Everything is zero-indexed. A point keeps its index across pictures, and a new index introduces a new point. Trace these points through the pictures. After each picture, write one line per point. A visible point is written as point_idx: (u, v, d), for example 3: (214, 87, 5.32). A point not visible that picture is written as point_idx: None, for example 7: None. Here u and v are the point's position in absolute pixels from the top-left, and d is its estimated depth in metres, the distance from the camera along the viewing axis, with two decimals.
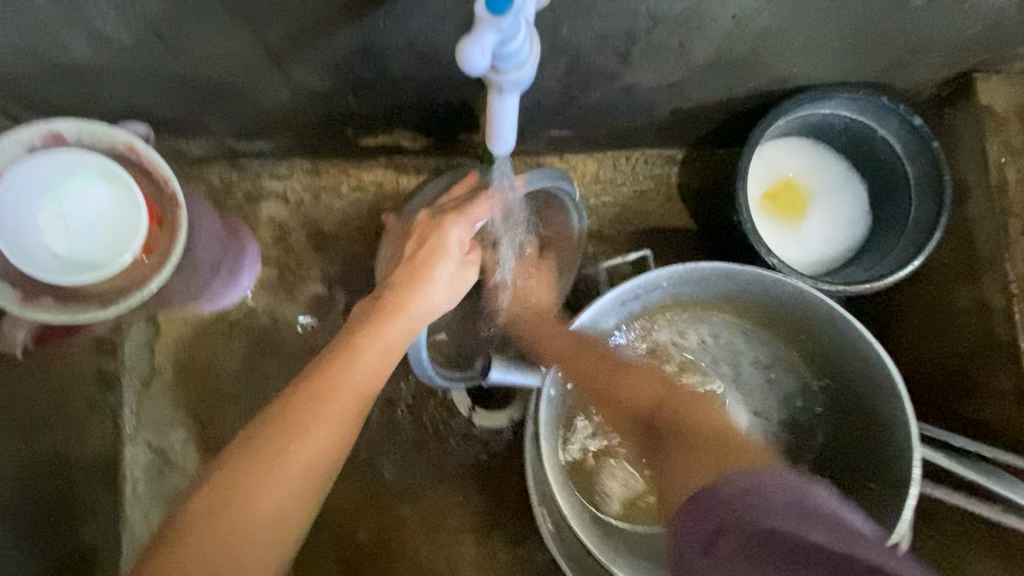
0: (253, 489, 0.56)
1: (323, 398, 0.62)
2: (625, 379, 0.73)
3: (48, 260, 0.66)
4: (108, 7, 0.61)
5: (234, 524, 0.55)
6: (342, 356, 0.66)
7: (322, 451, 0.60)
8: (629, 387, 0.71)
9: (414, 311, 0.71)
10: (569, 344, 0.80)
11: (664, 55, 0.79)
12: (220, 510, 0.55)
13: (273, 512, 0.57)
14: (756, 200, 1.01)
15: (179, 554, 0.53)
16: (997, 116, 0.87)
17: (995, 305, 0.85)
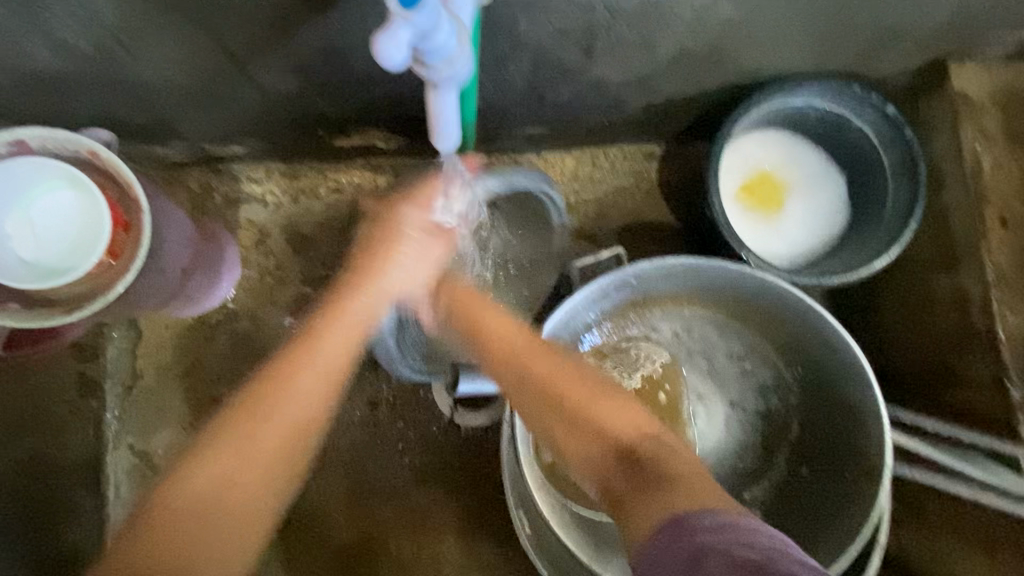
0: (223, 463, 0.58)
1: (288, 375, 0.62)
2: (588, 400, 0.61)
3: (17, 268, 0.68)
4: (64, 13, 0.61)
5: (218, 487, 0.57)
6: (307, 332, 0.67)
7: (291, 430, 0.61)
8: (603, 411, 0.60)
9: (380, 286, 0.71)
10: (484, 304, 0.72)
11: (628, 48, 0.79)
12: (198, 486, 0.57)
13: (247, 489, 0.59)
14: (731, 193, 1.00)
15: (159, 519, 0.55)
16: (971, 102, 0.86)
17: (973, 295, 0.83)
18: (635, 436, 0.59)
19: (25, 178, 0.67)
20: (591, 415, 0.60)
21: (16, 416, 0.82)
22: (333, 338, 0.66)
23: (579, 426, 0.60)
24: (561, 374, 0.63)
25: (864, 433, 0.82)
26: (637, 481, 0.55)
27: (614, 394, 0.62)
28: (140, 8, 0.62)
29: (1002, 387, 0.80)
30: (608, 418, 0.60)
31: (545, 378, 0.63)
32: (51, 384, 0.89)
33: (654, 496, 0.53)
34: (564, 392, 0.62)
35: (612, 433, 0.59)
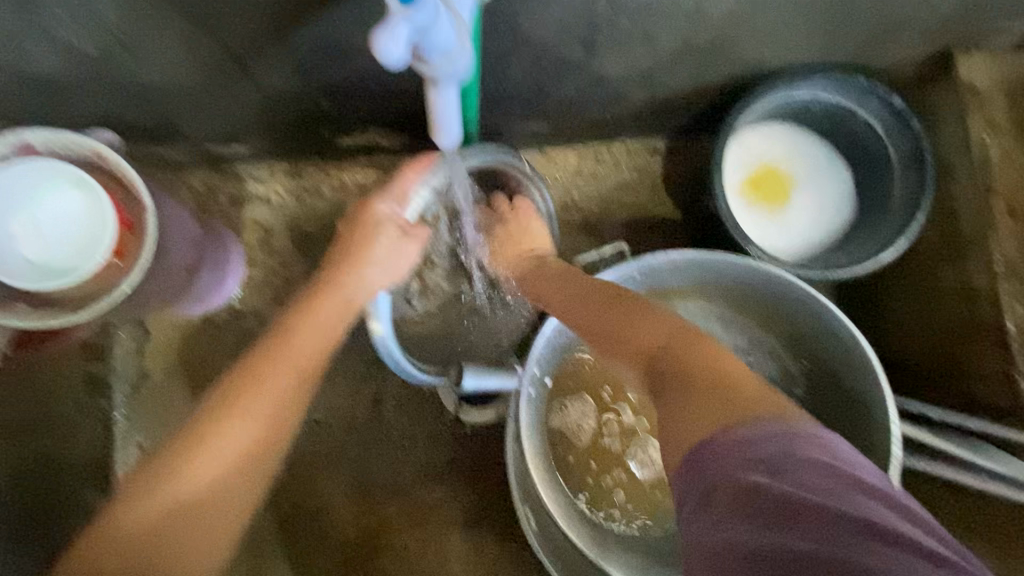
0: (188, 458, 0.61)
1: (261, 374, 0.67)
2: (689, 346, 0.59)
3: (23, 267, 0.68)
4: (66, 15, 0.61)
5: (184, 477, 0.60)
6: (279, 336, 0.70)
7: (259, 430, 0.65)
8: (693, 347, 0.59)
9: (347, 292, 0.75)
10: (553, 281, 0.78)
11: (630, 41, 0.78)
12: (166, 473, 0.60)
13: (211, 484, 0.61)
14: (736, 187, 0.99)
15: (129, 507, 0.57)
16: (979, 92, 0.85)
17: (981, 287, 0.83)
18: (737, 377, 0.54)
19: (30, 180, 0.68)
20: (661, 343, 0.61)
21: (23, 416, 0.83)
22: (300, 342, 0.70)
23: (667, 367, 0.58)
24: (656, 330, 0.63)
25: (871, 424, 0.82)
26: (704, 394, 0.53)
27: (688, 330, 0.61)
28: (142, 10, 0.62)
29: (1011, 380, 0.79)
30: (682, 346, 0.60)
31: (640, 341, 0.63)
32: (59, 385, 0.90)
33: (688, 405, 0.53)
34: (647, 329, 0.63)
35: (713, 369, 0.56)
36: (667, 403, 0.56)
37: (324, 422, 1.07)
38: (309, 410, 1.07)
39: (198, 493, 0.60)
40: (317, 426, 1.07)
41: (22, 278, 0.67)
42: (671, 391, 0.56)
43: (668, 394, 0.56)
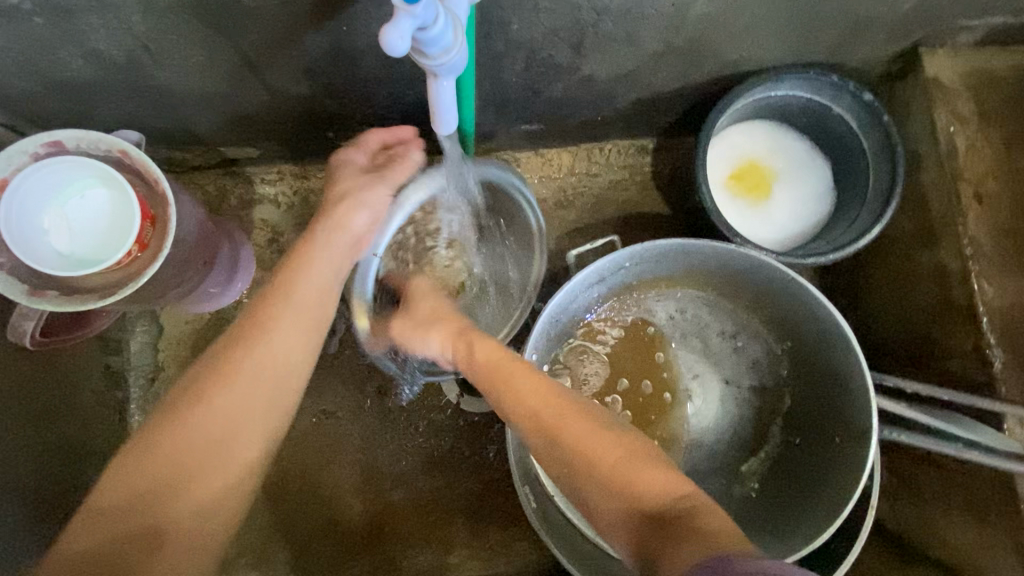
0: (175, 464, 0.63)
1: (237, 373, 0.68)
2: (633, 467, 0.63)
3: (53, 258, 0.73)
4: (99, 25, 0.67)
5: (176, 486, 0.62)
6: (243, 341, 0.70)
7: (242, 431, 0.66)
8: (644, 476, 0.62)
9: (338, 236, 0.79)
10: (508, 366, 0.73)
11: (616, 43, 0.84)
12: (158, 480, 0.62)
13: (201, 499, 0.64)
14: (720, 181, 1.05)
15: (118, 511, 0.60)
16: (944, 87, 0.91)
17: (953, 269, 0.87)
18: (672, 499, 0.61)
19: (63, 177, 0.73)
20: (626, 472, 0.62)
21: (45, 402, 0.87)
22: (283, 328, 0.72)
23: (614, 491, 0.61)
24: (606, 447, 0.64)
25: (849, 399, 0.87)
26: (671, 535, 0.57)
27: (654, 463, 0.64)
28: (167, 19, 0.68)
29: (983, 355, 0.83)
30: (646, 477, 0.62)
31: (570, 438, 0.65)
32: (80, 375, 0.94)
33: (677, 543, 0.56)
34: (619, 462, 0.63)
35: (654, 499, 0.61)
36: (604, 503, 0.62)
37: (331, 413, 1.11)
38: (316, 401, 1.11)
39: (197, 509, 0.63)
40: (324, 417, 1.11)
41: (53, 265, 0.72)
42: (613, 493, 0.62)
43: (618, 507, 0.61)
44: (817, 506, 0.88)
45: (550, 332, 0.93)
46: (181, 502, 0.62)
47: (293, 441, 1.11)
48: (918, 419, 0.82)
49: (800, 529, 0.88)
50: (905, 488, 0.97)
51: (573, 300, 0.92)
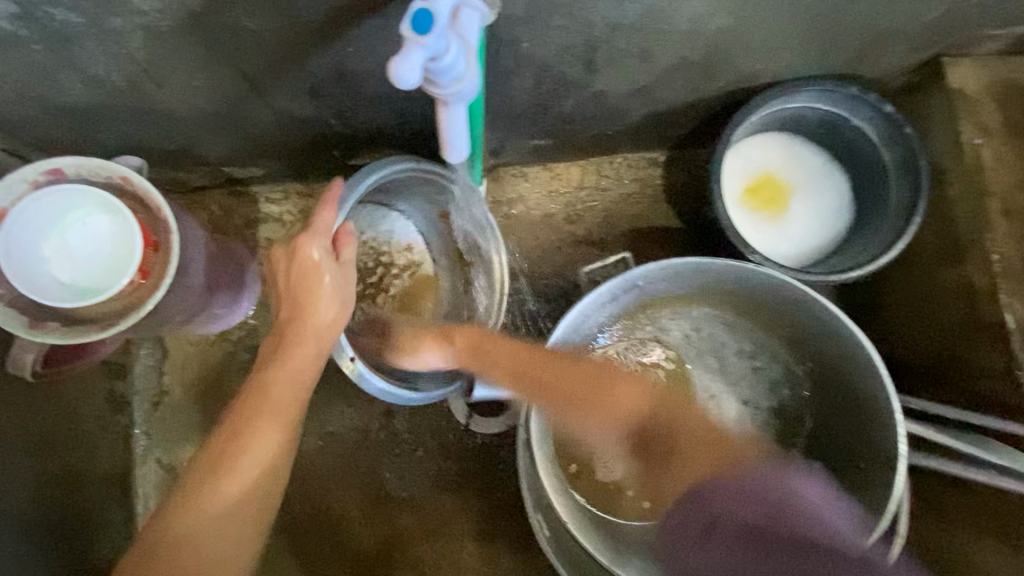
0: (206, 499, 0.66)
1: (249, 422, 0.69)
2: (604, 389, 0.83)
3: (55, 288, 0.71)
4: (99, 50, 0.65)
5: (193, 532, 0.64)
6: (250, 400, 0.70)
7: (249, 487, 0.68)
8: (615, 391, 0.83)
9: None
10: (505, 350, 0.85)
11: (628, 59, 0.82)
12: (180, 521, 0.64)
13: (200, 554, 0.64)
14: (734, 194, 1.02)
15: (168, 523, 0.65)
16: (967, 99, 0.88)
17: (981, 286, 0.84)
18: (634, 408, 0.83)
19: (62, 206, 0.71)
20: (609, 399, 0.83)
21: (44, 432, 0.84)
22: (306, 351, 0.74)
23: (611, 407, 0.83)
24: (582, 371, 0.83)
25: (875, 423, 0.84)
26: (654, 452, 0.85)
27: (620, 381, 0.84)
28: (167, 46, 0.66)
29: (1014, 374, 0.80)
30: (620, 394, 0.83)
31: (566, 383, 0.82)
32: (82, 402, 0.92)
33: (685, 461, 0.82)
34: (597, 391, 0.82)
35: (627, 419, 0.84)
36: (669, 468, 0.85)
37: (338, 436, 1.09)
38: (324, 422, 1.09)
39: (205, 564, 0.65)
40: (331, 440, 1.09)
41: (54, 297, 0.70)
42: (693, 456, 0.81)
43: (693, 465, 0.81)
44: None
45: None
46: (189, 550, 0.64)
47: (300, 465, 1.08)
48: (947, 442, 0.80)
49: None
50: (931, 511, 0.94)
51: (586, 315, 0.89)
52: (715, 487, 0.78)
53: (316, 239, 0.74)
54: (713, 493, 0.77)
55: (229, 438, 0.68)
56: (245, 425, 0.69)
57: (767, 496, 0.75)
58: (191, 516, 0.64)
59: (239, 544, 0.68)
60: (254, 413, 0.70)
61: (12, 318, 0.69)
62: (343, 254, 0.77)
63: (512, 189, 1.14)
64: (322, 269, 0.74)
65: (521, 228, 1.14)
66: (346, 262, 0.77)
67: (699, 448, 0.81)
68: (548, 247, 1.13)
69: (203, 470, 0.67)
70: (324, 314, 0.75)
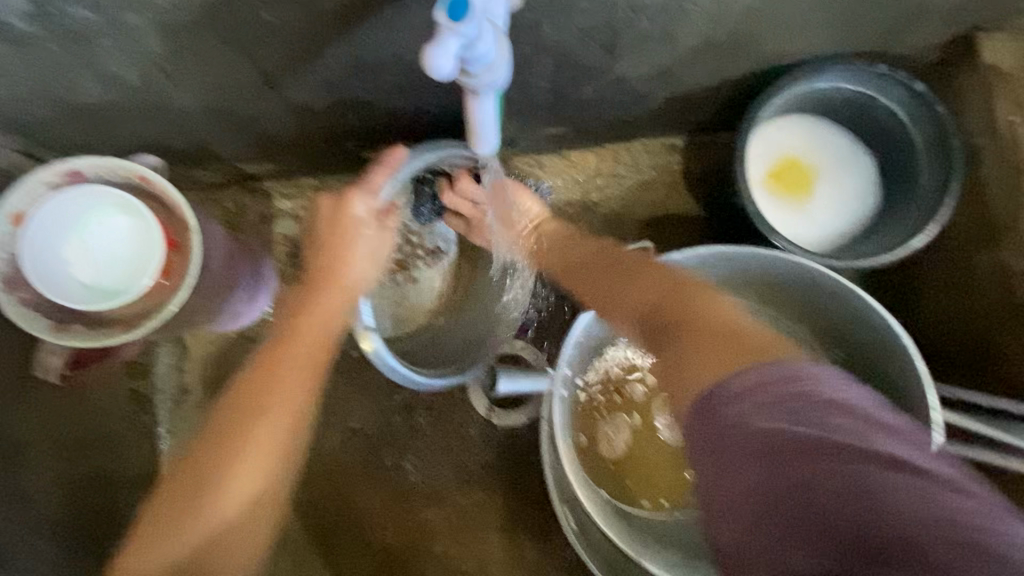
0: (222, 460, 0.61)
1: (267, 385, 0.66)
2: (630, 288, 0.67)
3: (76, 289, 0.70)
4: (114, 48, 0.64)
5: (214, 494, 0.60)
6: (268, 365, 0.68)
7: (271, 447, 0.63)
8: (632, 296, 0.65)
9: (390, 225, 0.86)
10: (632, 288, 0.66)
11: (650, 42, 0.79)
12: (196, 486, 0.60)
13: (224, 517, 0.60)
14: (758, 179, 1.00)
15: (184, 491, 0.60)
16: (1003, 75, 0.85)
17: (1017, 270, 0.82)
18: (752, 336, 0.51)
19: (82, 207, 0.71)
20: (685, 363, 0.52)
21: (72, 434, 0.84)
22: (326, 304, 0.75)
23: (676, 368, 0.52)
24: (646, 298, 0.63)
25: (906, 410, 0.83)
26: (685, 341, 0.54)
27: (649, 274, 0.66)
28: (182, 41, 0.64)
29: None
30: (645, 288, 0.64)
31: (642, 302, 0.63)
32: (106, 403, 0.92)
33: (687, 345, 0.53)
34: (682, 344, 0.54)
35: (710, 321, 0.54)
36: (692, 354, 0.52)
37: (360, 431, 1.09)
38: (346, 418, 1.09)
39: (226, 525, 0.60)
40: (353, 436, 1.08)
41: (77, 299, 0.69)
42: (704, 346, 0.52)
43: (704, 349, 0.51)
44: None
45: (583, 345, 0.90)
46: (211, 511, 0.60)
47: (323, 461, 1.08)
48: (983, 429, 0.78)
49: None
50: None
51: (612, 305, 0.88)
52: (714, 389, 0.48)
53: (365, 196, 0.81)
54: (728, 385, 0.48)
55: (257, 393, 0.65)
56: (273, 382, 0.67)
57: (828, 421, 0.44)
58: (225, 473, 0.61)
59: (267, 511, 0.64)
60: (271, 375, 0.67)
61: (37, 322, 0.69)
62: (387, 219, 0.83)
63: (528, 178, 1.12)
64: (364, 225, 0.80)
65: None
66: (389, 227, 0.83)
67: (715, 337, 0.52)
68: None
69: (225, 435, 0.63)
70: (358, 269, 0.79)
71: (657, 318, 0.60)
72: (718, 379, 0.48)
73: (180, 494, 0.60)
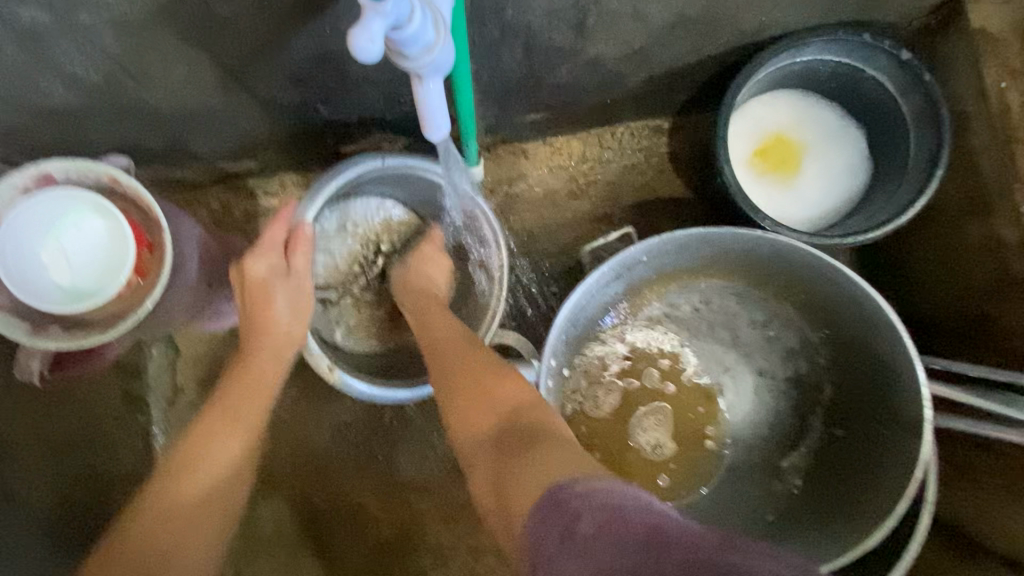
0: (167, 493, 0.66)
1: (217, 424, 0.72)
2: (494, 386, 0.68)
3: (53, 293, 0.71)
4: (72, 48, 0.64)
5: (154, 528, 0.63)
6: (215, 408, 0.74)
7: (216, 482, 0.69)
8: (500, 388, 0.68)
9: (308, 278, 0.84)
10: (467, 365, 0.72)
11: (620, 19, 0.78)
12: (139, 517, 0.63)
13: (162, 550, 0.62)
14: (743, 159, 0.97)
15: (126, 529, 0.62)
16: (991, 38, 0.82)
17: (1009, 240, 0.79)
18: (523, 408, 0.65)
19: (55, 211, 0.71)
20: (512, 476, 0.58)
21: (63, 433, 0.86)
22: (264, 355, 0.79)
23: (507, 485, 0.58)
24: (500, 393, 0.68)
25: (899, 387, 0.81)
26: (512, 445, 0.61)
27: (516, 379, 0.69)
28: (139, 39, 0.64)
29: None
30: (505, 395, 0.67)
31: (501, 404, 0.66)
32: (99, 403, 0.93)
33: (540, 455, 0.58)
34: (533, 452, 0.59)
35: (504, 408, 0.66)
36: (540, 459, 0.58)
37: (352, 425, 1.09)
38: (337, 412, 1.09)
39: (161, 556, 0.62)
40: (345, 431, 1.09)
41: (53, 302, 0.70)
42: (552, 454, 0.58)
43: (544, 453, 0.58)
44: (871, 501, 0.82)
45: (568, 335, 0.87)
46: (149, 543, 0.62)
47: (316, 457, 1.09)
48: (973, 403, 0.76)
49: (850, 525, 0.82)
50: (962, 479, 0.90)
51: (591, 291, 0.84)
52: (566, 484, 0.52)
53: (263, 254, 0.82)
54: (572, 484, 0.52)
55: (201, 443, 0.70)
56: (213, 431, 0.72)
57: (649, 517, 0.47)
58: (161, 510, 0.64)
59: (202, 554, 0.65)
60: (219, 415, 0.73)
61: (14, 324, 0.70)
62: (292, 262, 0.82)
63: (511, 167, 1.11)
64: (272, 284, 0.81)
65: (523, 207, 1.11)
66: (295, 270, 0.82)
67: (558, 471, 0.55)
68: (552, 225, 1.10)
69: (172, 470, 0.68)
70: (283, 321, 0.80)
71: (512, 429, 0.63)
72: (565, 481, 0.53)
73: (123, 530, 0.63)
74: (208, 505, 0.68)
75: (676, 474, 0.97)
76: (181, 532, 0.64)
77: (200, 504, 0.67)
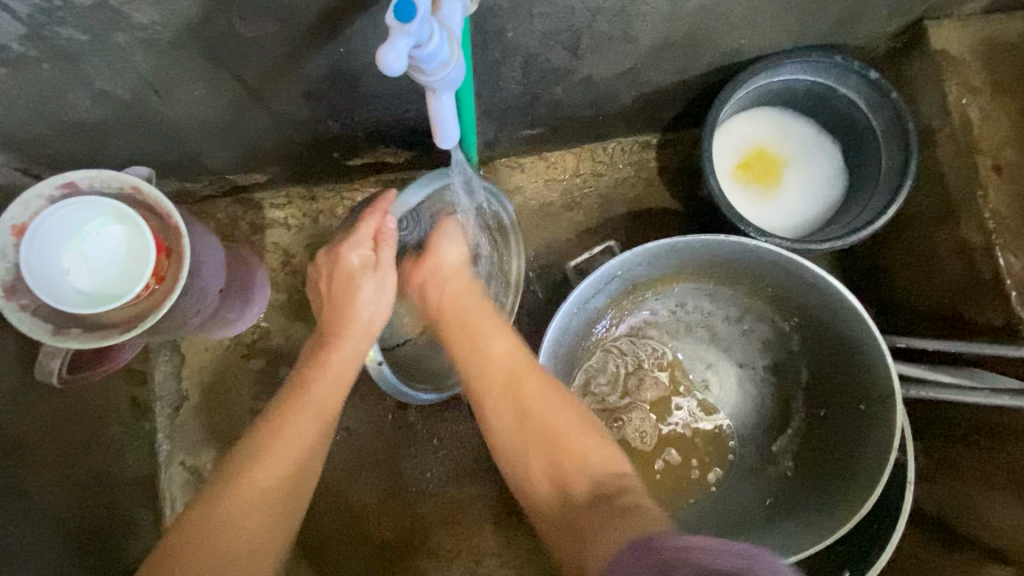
0: (233, 494, 0.64)
1: (281, 423, 0.70)
2: (553, 426, 0.71)
3: (75, 296, 0.74)
4: (102, 65, 0.68)
5: (224, 522, 0.63)
6: (284, 408, 0.71)
7: (280, 479, 0.67)
8: (572, 437, 0.70)
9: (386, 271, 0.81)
10: (532, 401, 0.72)
11: (611, 41, 0.84)
12: (212, 510, 0.63)
13: (230, 545, 0.62)
14: (728, 171, 1.03)
15: (205, 520, 0.63)
16: (951, 60, 0.89)
17: (974, 245, 0.85)
18: (593, 458, 0.69)
19: (80, 216, 0.74)
20: (592, 529, 0.62)
21: (76, 437, 0.87)
22: (343, 348, 0.78)
23: (588, 536, 0.62)
24: (572, 432, 0.70)
25: (869, 377, 0.85)
26: (596, 501, 0.65)
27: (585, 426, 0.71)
28: (167, 58, 0.69)
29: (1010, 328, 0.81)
30: (575, 442, 0.70)
31: (567, 444, 0.69)
32: (107, 408, 0.95)
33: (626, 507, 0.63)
34: (615, 511, 0.62)
35: (577, 454, 0.69)
36: (623, 516, 0.62)
37: (355, 430, 1.11)
38: (341, 418, 1.12)
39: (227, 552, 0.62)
40: (349, 436, 1.11)
41: (75, 305, 0.73)
42: (631, 510, 0.62)
43: (633, 512, 0.62)
44: (850, 485, 0.85)
45: (563, 337, 0.90)
46: (215, 534, 0.62)
47: (319, 461, 1.11)
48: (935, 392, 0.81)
49: (826, 510, 0.86)
50: (942, 474, 0.94)
51: (586, 296, 0.88)
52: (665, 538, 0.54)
53: (356, 245, 0.81)
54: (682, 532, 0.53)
55: (267, 440, 0.69)
56: (279, 428, 0.70)
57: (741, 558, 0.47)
58: (228, 509, 0.64)
59: (269, 546, 0.65)
60: (284, 413, 0.71)
61: (38, 324, 0.73)
62: (381, 255, 0.81)
63: (509, 180, 1.16)
64: (359, 274, 0.80)
65: (521, 218, 1.16)
66: (383, 263, 0.80)
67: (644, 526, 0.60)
68: (548, 234, 1.15)
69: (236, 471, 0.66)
70: (363, 314, 0.80)
71: (594, 483, 0.67)
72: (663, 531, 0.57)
73: (197, 526, 0.62)
74: (274, 502, 0.66)
75: (681, 475, 0.99)
76: (246, 529, 0.64)
77: (267, 500, 0.66)
